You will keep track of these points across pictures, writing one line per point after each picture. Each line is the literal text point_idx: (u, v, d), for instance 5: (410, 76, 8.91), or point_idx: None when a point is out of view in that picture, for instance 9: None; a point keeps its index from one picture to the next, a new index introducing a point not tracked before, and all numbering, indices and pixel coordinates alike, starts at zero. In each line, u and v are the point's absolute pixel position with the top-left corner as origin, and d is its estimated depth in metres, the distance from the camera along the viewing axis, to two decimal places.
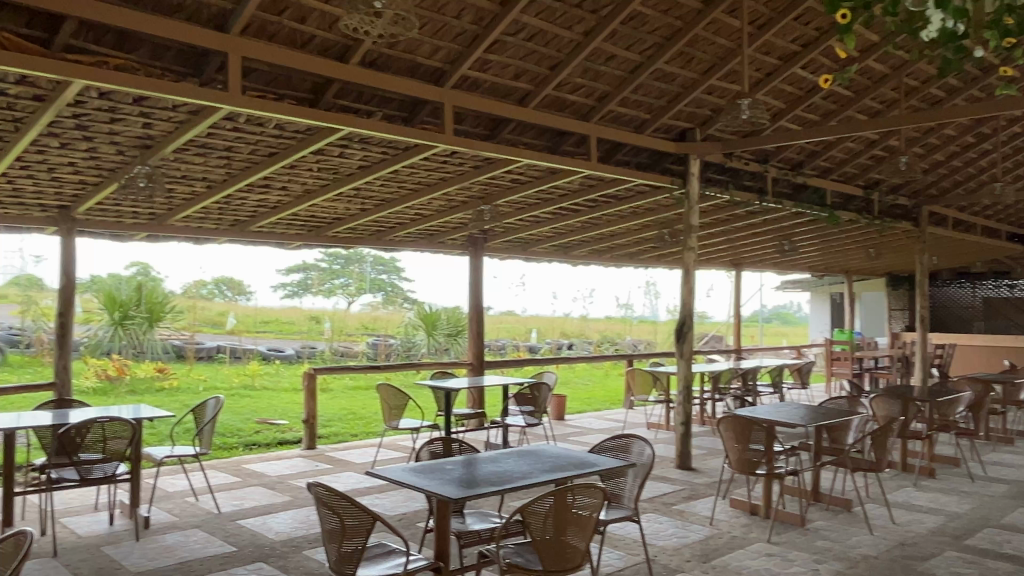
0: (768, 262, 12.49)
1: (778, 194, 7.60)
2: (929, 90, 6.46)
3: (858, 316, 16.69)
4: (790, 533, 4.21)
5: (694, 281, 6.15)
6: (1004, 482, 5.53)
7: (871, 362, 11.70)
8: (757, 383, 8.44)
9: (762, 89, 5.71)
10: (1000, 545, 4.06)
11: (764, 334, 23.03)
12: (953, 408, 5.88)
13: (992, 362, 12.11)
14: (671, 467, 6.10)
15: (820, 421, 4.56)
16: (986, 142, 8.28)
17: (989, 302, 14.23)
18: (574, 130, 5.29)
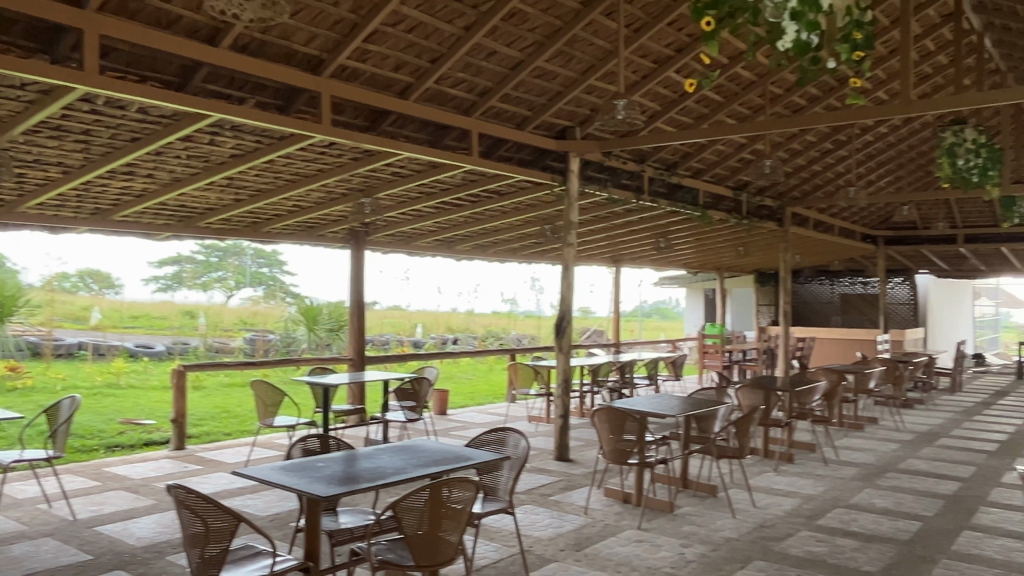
0: (646, 259, 12.92)
1: (654, 193, 7.87)
2: (791, 98, 6.86)
3: (730, 311, 17.57)
4: (659, 519, 4.38)
5: (573, 277, 6.28)
6: (854, 465, 5.96)
7: (739, 354, 12.32)
8: (633, 376, 8.71)
9: (638, 90, 5.89)
10: (848, 523, 4.37)
11: (644, 328, 23.86)
12: (810, 396, 6.28)
13: (847, 354, 13.01)
14: (550, 459, 6.22)
15: (689, 410, 4.76)
16: (842, 149, 8.88)
17: (845, 298, 15.28)
18: (455, 125, 5.29)
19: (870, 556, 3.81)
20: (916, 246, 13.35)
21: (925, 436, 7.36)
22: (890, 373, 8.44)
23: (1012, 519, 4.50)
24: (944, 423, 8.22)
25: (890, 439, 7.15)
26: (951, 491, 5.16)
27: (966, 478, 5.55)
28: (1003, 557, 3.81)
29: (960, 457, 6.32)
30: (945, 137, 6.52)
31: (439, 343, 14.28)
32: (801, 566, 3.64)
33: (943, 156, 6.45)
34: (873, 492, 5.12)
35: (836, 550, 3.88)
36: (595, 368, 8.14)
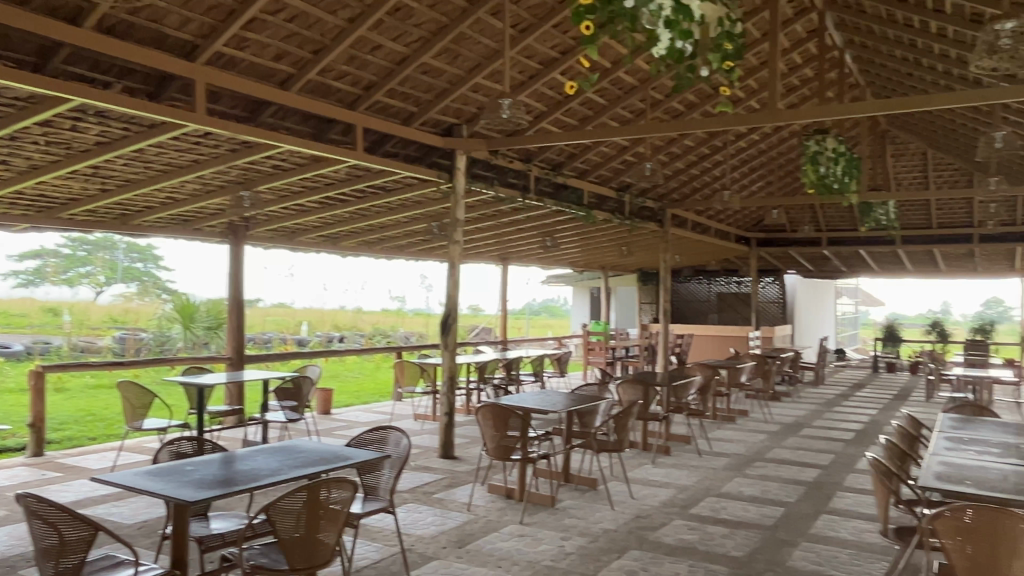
0: (533, 257, 13.09)
1: (540, 192, 7.99)
2: (670, 104, 7.12)
3: (613, 309, 18.08)
4: (541, 514, 4.46)
5: (459, 275, 6.29)
6: (725, 456, 6.26)
7: (622, 351, 12.69)
8: (519, 373, 8.81)
9: (524, 90, 5.96)
10: (718, 511, 4.58)
11: (532, 325, 24.22)
12: (686, 391, 6.54)
13: (722, 350, 13.64)
14: (435, 457, 6.20)
15: (571, 406, 4.85)
16: (718, 154, 9.30)
17: (721, 296, 16.00)
18: (339, 118, 5.19)
19: (737, 542, 4.01)
20: (785, 248, 14.16)
21: (790, 427, 7.82)
22: (760, 368, 8.91)
23: (864, 502, 4.85)
24: (808, 414, 8.75)
25: (758, 430, 7.56)
26: (811, 478, 5.51)
27: (825, 465, 5.94)
28: (856, 538, 4.09)
29: (821, 446, 6.75)
30: (809, 146, 6.93)
31: (324, 341, 14.01)
32: (674, 554, 3.79)
33: (808, 164, 6.86)
34: (742, 480, 5.39)
35: (706, 538, 4.06)
36: (482, 365, 8.20)
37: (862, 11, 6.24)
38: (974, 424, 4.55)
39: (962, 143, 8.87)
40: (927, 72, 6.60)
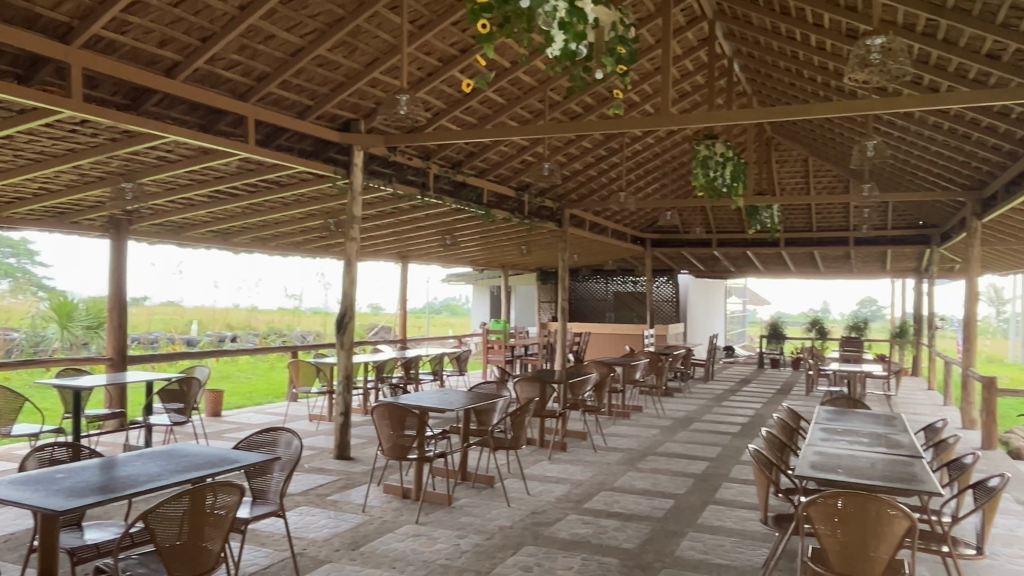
0: (433, 255, 13.02)
1: (439, 190, 7.96)
2: (568, 105, 7.23)
3: (513, 307, 18.23)
4: (437, 513, 4.44)
5: (356, 272, 6.18)
6: (619, 451, 6.41)
7: (521, 349, 12.81)
8: (418, 372, 8.74)
9: (423, 88, 5.92)
10: (611, 505, 4.69)
11: (432, 324, 24.14)
12: (582, 387, 6.66)
13: (618, 347, 13.99)
14: (329, 458, 6.08)
15: (468, 404, 4.85)
16: (614, 156, 9.51)
17: (617, 295, 16.37)
18: (230, 110, 5.01)
19: (629, 534, 4.11)
20: (678, 249, 14.64)
21: (681, 421, 8.10)
22: (653, 364, 9.18)
23: (747, 492, 5.08)
24: (698, 409, 9.07)
25: (651, 425, 7.79)
26: (699, 470, 5.72)
27: (712, 458, 6.18)
28: (739, 527, 4.27)
29: (709, 439, 7.02)
30: (699, 150, 7.18)
31: (216, 340, 13.43)
32: (568, 548, 3.85)
33: (698, 167, 7.09)
34: (634, 474, 5.54)
35: (599, 531, 4.14)
36: (380, 364, 8.09)
37: (748, 23, 6.52)
38: (847, 415, 4.83)
39: (839, 151, 9.42)
40: (808, 83, 6.96)
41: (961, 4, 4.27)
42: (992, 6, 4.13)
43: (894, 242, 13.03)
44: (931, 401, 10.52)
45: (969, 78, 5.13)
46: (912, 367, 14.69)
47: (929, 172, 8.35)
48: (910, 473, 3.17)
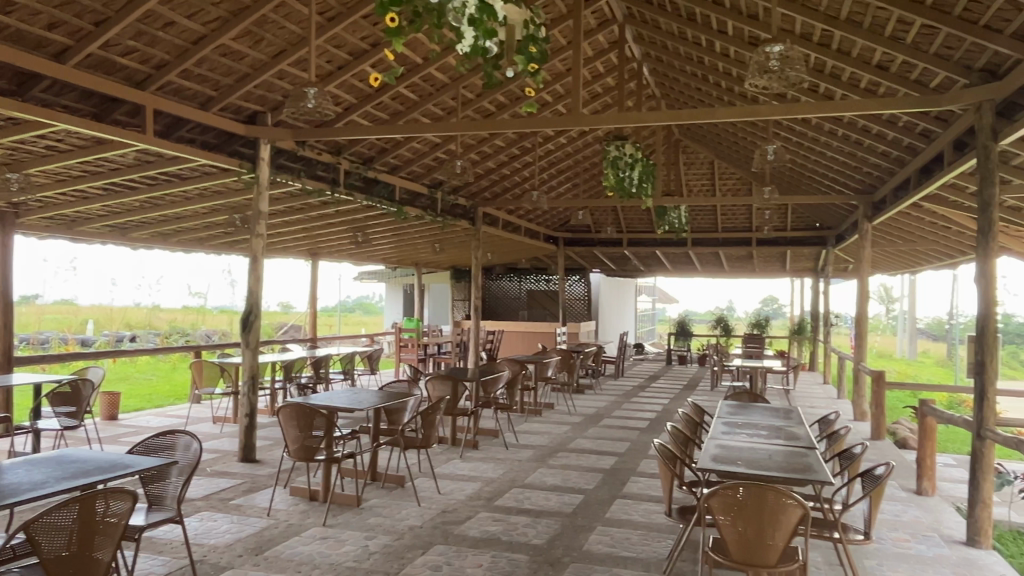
0: (345, 252, 12.79)
1: (349, 186, 7.82)
2: (481, 103, 7.23)
3: (426, 306, 18.12)
4: (345, 515, 4.36)
5: (262, 269, 6.00)
6: (530, 448, 6.46)
7: (434, 348, 12.75)
8: (328, 371, 8.57)
9: (332, 81, 5.81)
10: (521, 501, 4.71)
11: (344, 323, 23.76)
12: (494, 385, 6.67)
13: (530, 345, 14.12)
14: (233, 461, 5.89)
15: (378, 403, 4.77)
16: (527, 155, 9.57)
17: (531, 294, 16.47)
18: (126, 98, 4.78)
19: (539, 530, 4.15)
20: (590, 248, 14.88)
21: (591, 418, 8.23)
22: (564, 362, 9.29)
23: (654, 485, 5.20)
24: (608, 406, 9.23)
25: (562, 422, 7.88)
26: (608, 465, 5.82)
27: (621, 453, 6.30)
28: (646, 520, 4.37)
29: (618, 435, 7.16)
30: (610, 150, 7.29)
31: (113, 339, 12.80)
32: (477, 546, 3.85)
33: (608, 167, 7.20)
34: (545, 471, 5.59)
35: (509, 528, 4.16)
36: (288, 364, 7.89)
37: (657, 28, 6.68)
38: (747, 409, 5.01)
39: (742, 155, 9.77)
40: (713, 88, 7.19)
41: (853, 17, 4.48)
42: (881, 20, 4.36)
43: (793, 243, 13.62)
44: (826, 395, 11.04)
45: (860, 87, 5.40)
46: (809, 362, 15.38)
47: (824, 175, 8.76)
48: (804, 464, 3.30)
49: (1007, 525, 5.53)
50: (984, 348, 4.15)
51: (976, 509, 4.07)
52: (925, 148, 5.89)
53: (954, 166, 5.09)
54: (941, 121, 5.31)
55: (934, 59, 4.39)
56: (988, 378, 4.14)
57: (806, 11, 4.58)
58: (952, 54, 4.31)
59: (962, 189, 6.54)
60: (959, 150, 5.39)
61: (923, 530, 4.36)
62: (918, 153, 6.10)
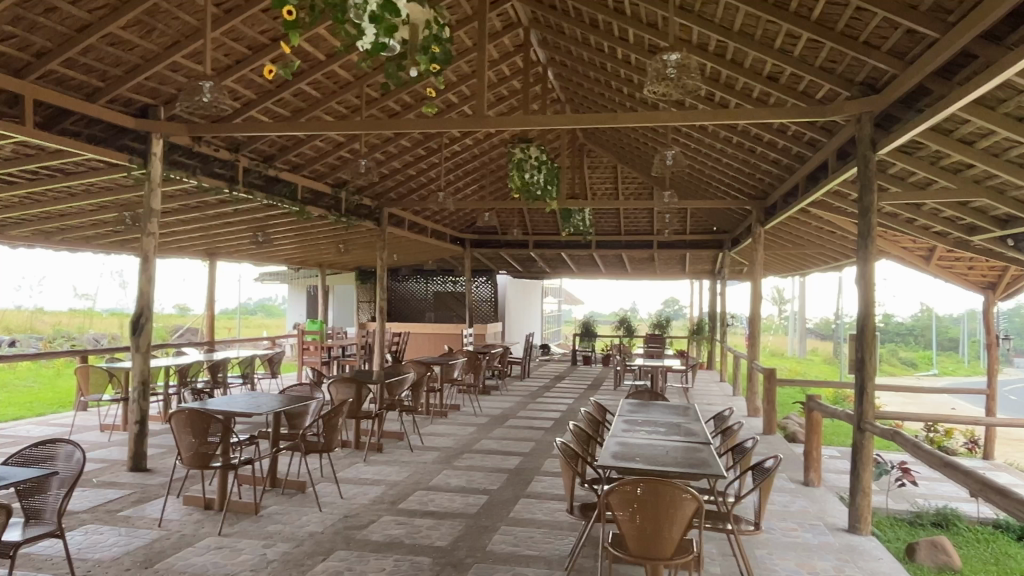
0: (244, 252, 12.38)
1: (249, 184, 7.58)
2: (386, 103, 7.16)
3: (331, 307, 17.79)
4: (242, 523, 4.22)
5: (154, 270, 5.74)
6: (436, 450, 6.44)
7: (338, 350, 12.52)
8: (225, 375, 8.28)
9: (230, 76, 5.63)
10: (425, 504, 4.69)
11: (243, 326, 23.06)
12: (399, 387, 6.59)
13: (436, 347, 14.08)
14: (122, 470, 5.61)
15: (278, 407, 4.64)
16: (434, 156, 9.53)
17: (437, 295, 16.38)
18: (3, 86, 4.47)
19: (442, 532, 4.13)
20: (496, 249, 14.93)
21: (496, 418, 8.25)
22: (470, 363, 9.29)
23: (557, 484, 5.27)
24: (513, 406, 9.29)
25: (468, 423, 7.88)
26: (513, 465, 5.86)
27: (525, 452, 6.35)
28: (550, 518, 4.42)
29: (523, 434, 7.22)
30: (515, 153, 7.35)
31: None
32: (380, 550, 3.80)
33: (514, 170, 7.26)
34: (450, 472, 5.57)
35: (413, 531, 4.12)
36: (183, 369, 7.59)
37: (561, 33, 6.78)
38: (647, 407, 5.14)
39: (644, 159, 10.03)
40: (615, 93, 7.35)
41: (746, 29, 4.68)
42: (772, 33, 4.56)
43: (692, 246, 14.07)
44: (722, 392, 11.45)
45: (753, 97, 5.63)
46: (707, 361, 15.92)
47: (720, 181, 9.10)
48: (699, 459, 3.41)
49: (885, 511, 5.89)
50: (864, 346, 4.39)
51: (857, 498, 4.30)
52: (812, 156, 6.19)
53: (837, 174, 5.39)
54: (825, 131, 5.61)
55: (819, 72, 4.62)
56: (868, 374, 4.38)
57: (703, 22, 4.75)
58: (836, 67, 4.56)
59: (844, 196, 6.92)
60: (842, 160, 5.70)
61: (809, 519, 4.59)
62: (806, 161, 6.42)
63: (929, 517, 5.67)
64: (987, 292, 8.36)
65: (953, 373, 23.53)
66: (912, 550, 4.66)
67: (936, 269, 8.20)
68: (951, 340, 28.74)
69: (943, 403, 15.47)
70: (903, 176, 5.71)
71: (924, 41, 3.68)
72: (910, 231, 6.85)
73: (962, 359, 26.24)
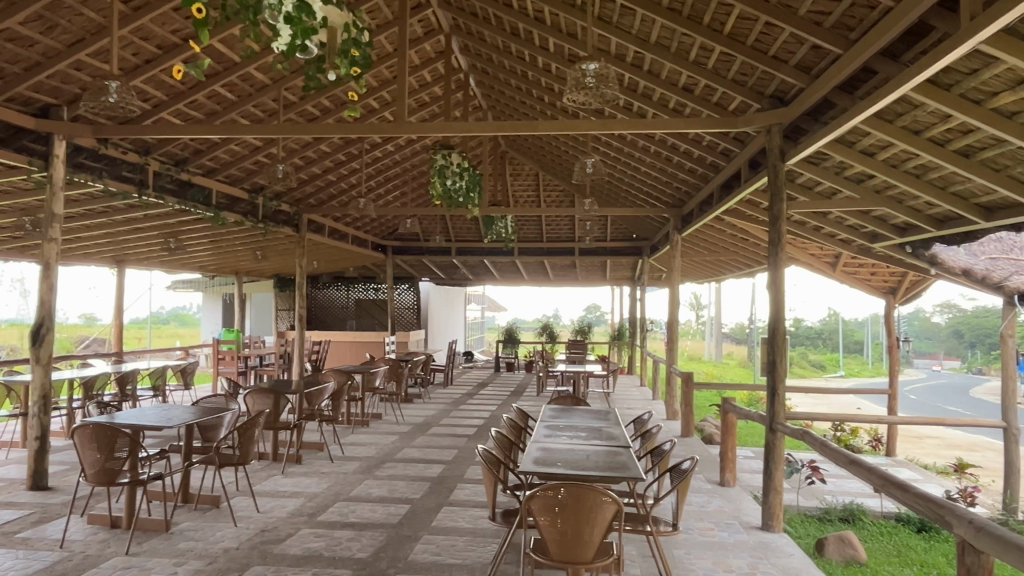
0: (155, 260, 11.91)
1: (160, 189, 7.31)
2: (304, 107, 7.03)
3: (248, 316, 17.33)
4: (151, 541, 4.05)
5: (55, 277, 5.46)
6: (356, 460, 6.33)
7: (255, 360, 12.18)
8: (134, 388, 7.92)
9: (138, 76, 5.42)
10: (346, 515, 4.60)
11: (154, 337, 22.24)
12: (319, 397, 6.45)
13: (357, 355, 13.87)
14: (20, 490, 5.29)
15: (190, 419, 4.46)
16: (354, 162, 9.41)
17: (358, 303, 16.14)
18: None
19: (363, 543, 4.06)
20: (419, 256, 14.83)
21: (419, 427, 8.18)
22: (392, 371, 9.19)
23: (480, 491, 5.26)
24: (436, 414, 9.23)
25: (389, 432, 7.78)
26: (435, 473, 5.82)
27: (448, 460, 6.32)
28: (472, 526, 4.41)
29: (445, 442, 7.18)
30: (436, 159, 7.32)
31: None
32: (298, 565, 3.70)
33: (435, 176, 7.23)
34: (370, 483, 5.48)
35: (332, 543, 4.04)
36: (88, 382, 7.24)
37: (482, 40, 6.80)
38: (569, 412, 5.19)
39: (564, 167, 10.15)
40: (537, 101, 7.42)
41: (662, 41, 4.79)
42: (686, 46, 4.68)
43: (612, 253, 14.32)
44: (642, 397, 11.67)
45: (669, 107, 5.76)
46: (627, 366, 16.20)
47: (639, 189, 9.28)
48: (620, 462, 3.46)
49: (796, 508, 6.10)
50: (774, 349, 4.53)
51: (769, 496, 4.43)
52: (725, 165, 6.38)
53: (750, 183, 5.57)
54: (738, 141, 5.79)
55: (731, 84, 4.77)
56: (779, 376, 4.53)
57: (620, 32, 4.84)
58: (747, 80, 4.71)
59: (756, 205, 7.16)
60: (753, 169, 5.89)
61: (725, 518, 4.71)
62: (720, 170, 6.61)
63: (837, 513, 5.91)
64: (888, 296, 8.76)
65: (857, 374, 24.68)
66: (821, 545, 4.83)
67: (842, 275, 8.57)
68: (855, 342, 30.22)
69: (850, 403, 16.19)
70: (809, 186, 5.96)
71: (828, 56, 3.85)
72: (817, 238, 7.14)
73: (867, 361, 27.57)
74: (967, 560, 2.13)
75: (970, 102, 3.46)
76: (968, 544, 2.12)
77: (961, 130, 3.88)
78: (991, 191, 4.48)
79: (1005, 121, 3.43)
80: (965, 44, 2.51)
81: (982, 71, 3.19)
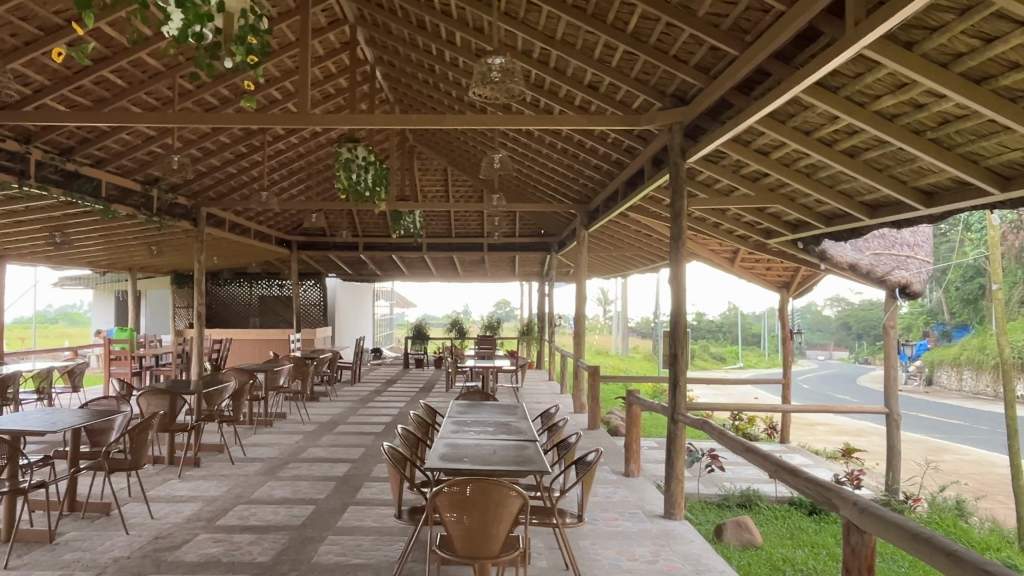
0: (38, 255, 11.21)
1: (43, 179, 6.86)
2: (201, 96, 6.77)
3: (143, 314, 16.62)
4: (33, 553, 3.80)
5: None
6: (259, 461, 6.16)
7: (151, 360, 11.65)
8: (17, 391, 7.44)
9: (17, 59, 5.07)
10: (245, 518, 4.46)
11: (40, 337, 21.06)
12: (220, 398, 6.23)
13: (261, 353, 13.47)
14: None
15: (76, 422, 4.18)
16: (256, 153, 9.12)
17: (262, 299, 15.69)
18: None
19: (264, 547, 3.94)
20: (325, 251, 14.51)
21: (325, 425, 8.02)
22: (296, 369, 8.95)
23: (386, 489, 5.19)
24: (342, 412, 9.06)
25: (294, 431, 7.60)
26: (340, 472, 5.71)
27: (354, 459, 6.22)
28: (378, 524, 4.35)
29: (352, 441, 7.06)
30: (342, 152, 7.16)
31: None
32: (194, 572, 3.55)
33: (340, 170, 7.07)
34: (273, 484, 5.32)
35: (231, 548, 3.90)
36: None
37: (388, 32, 6.72)
38: (476, 408, 5.18)
39: (473, 162, 10.14)
40: (444, 96, 7.40)
41: (567, 38, 4.83)
42: (591, 44, 4.74)
43: (520, 249, 14.42)
44: (550, 390, 11.82)
45: (574, 104, 5.83)
46: (535, 361, 16.34)
47: (546, 185, 9.37)
48: (526, 456, 3.47)
49: (697, 496, 6.31)
50: (676, 343, 4.63)
51: (671, 485, 4.54)
52: (629, 162, 6.51)
53: (652, 180, 5.69)
54: (641, 139, 5.92)
55: (635, 83, 4.85)
56: (681, 368, 4.62)
57: (527, 28, 4.86)
58: (650, 79, 4.80)
59: (658, 201, 7.33)
60: (656, 166, 6.02)
61: (629, 508, 4.81)
62: (624, 167, 6.74)
63: (735, 499, 6.15)
64: (783, 290, 9.15)
65: (754, 366, 25.79)
66: (720, 531, 5.00)
67: (740, 270, 8.87)
68: (753, 335, 31.55)
69: (748, 394, 16.93)
70: (709, 183, 6.15)
71: (725, 57, 3.96)
72: (717, 234, 7.38)
73: (763, 354, 28.85)
74: (853, 540, 2.24)
75: (855, 104, 3.64)
76: (853, 525, 2.23)
77: (847, 132, 4.08)
78: (874, 190, 4.74)
79: (886, 122, 3.62)
80: (850, 49, 2.63)
81: (866, 75, 3.35)
